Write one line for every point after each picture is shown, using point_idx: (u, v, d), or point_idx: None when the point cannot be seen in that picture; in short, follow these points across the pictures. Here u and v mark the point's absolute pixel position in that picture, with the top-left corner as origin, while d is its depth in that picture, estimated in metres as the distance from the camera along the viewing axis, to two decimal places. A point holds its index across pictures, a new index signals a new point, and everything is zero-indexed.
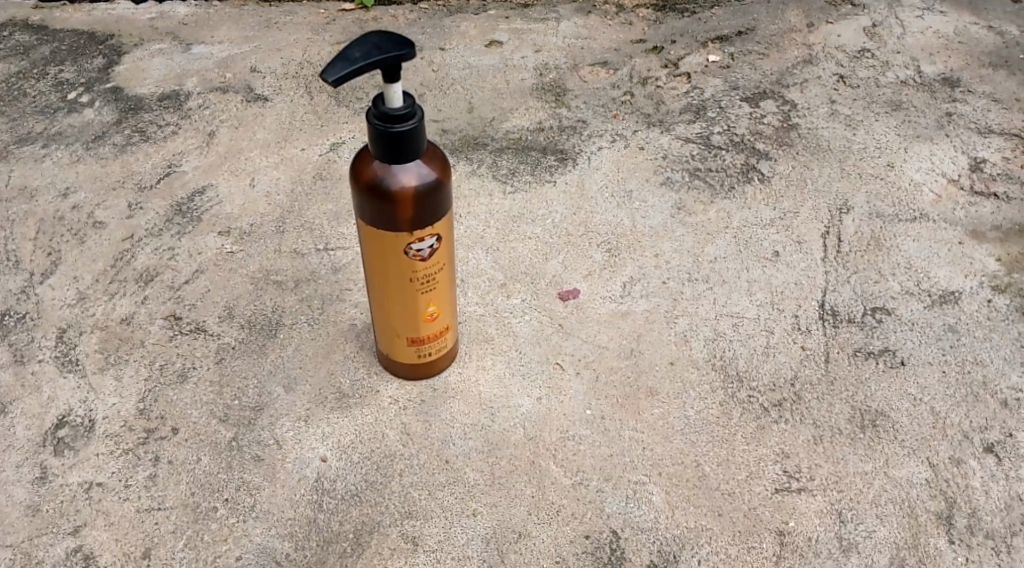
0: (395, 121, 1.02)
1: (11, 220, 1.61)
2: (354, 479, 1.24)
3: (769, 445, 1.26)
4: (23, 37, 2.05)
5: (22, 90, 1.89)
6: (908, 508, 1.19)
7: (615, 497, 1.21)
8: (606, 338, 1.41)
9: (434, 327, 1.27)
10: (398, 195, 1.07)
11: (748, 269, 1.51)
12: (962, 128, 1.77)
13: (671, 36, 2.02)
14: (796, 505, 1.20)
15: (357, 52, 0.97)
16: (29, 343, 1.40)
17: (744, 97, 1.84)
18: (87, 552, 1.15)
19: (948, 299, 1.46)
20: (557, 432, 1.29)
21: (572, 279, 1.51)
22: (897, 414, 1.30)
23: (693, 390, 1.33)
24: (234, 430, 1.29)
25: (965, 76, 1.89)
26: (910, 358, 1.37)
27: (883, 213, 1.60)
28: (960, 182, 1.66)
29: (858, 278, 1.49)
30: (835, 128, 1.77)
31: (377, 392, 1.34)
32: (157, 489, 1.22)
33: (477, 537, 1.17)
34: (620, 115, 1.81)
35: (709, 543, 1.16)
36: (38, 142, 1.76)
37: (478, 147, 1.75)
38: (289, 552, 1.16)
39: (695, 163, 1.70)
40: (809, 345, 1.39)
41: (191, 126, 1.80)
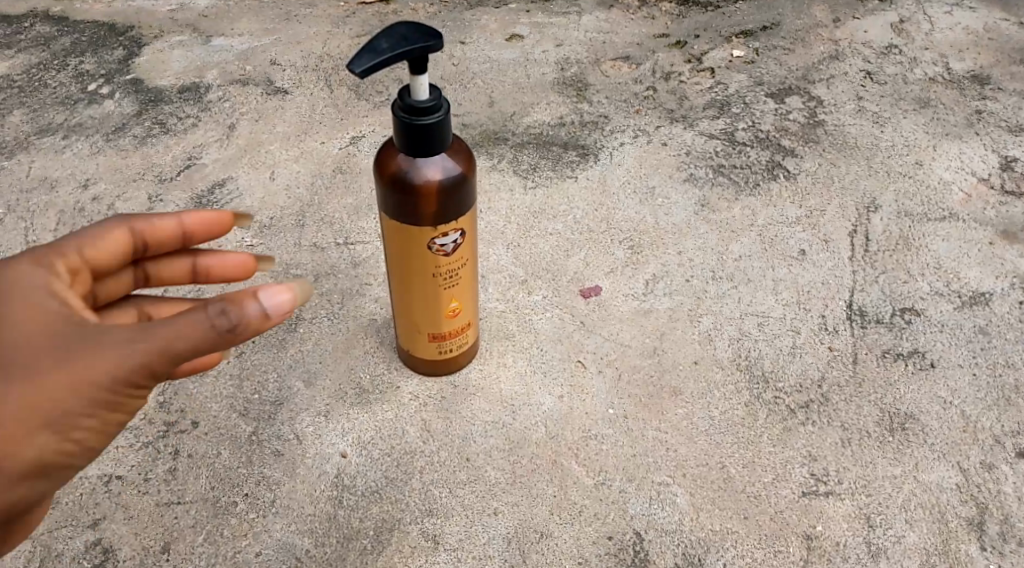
0: (421, 113, 1.00)
1: (32, 211, 1.61)
2: (375, 476, 1.22)
3: (795, 448, 1.24)
4: (44, 28, 2.04)
5: (42, 81, 1.89)
6: (939, 513, 1.17)
7: (639, 498, 1.19)
8: (629, 336, 1.39)
9: (456, 324, 1.25)
10: (423, 189, 1.06)
11: (773, 268, 1.49)
12: (993, 126, 1.73)
13: (694, 31, 1.99)
14: (823, 509, 1.18)
15: (384, 43, 0.95)
16: None
17: (769, 93, 1.81)
18: (107, 545, 1.15)
19: (979, 301, 1.43)
20: (579, 431, 1.27)
21: (594, 276, 1.49)
22: (926, 417, 1.27)
23: (716, 390, 1.31)
24: (254, 425, 1.28)
25: (996, 74, 1.86)
26: (940, 360, 1.34)
27: (911, 212, 1.57)
28: (991, 181, 1.63)
29: (886, 278, 1.46)
30: (862, 125, 1.75)
31: (397, 389, 1.33)
32: (176, 483, 1.21)
33: (498, 537, 1.16)
34: (642, 110, 1.79)
35: (735, 547, 1.14)
36: (59, 133, 1.76)
37: (499, 142, 1.73)
38: (310, 548, 1.15)
39: (719, 160, 1.67)
40: (836, 346, 1.37)
41: (211, 118, 1.79)
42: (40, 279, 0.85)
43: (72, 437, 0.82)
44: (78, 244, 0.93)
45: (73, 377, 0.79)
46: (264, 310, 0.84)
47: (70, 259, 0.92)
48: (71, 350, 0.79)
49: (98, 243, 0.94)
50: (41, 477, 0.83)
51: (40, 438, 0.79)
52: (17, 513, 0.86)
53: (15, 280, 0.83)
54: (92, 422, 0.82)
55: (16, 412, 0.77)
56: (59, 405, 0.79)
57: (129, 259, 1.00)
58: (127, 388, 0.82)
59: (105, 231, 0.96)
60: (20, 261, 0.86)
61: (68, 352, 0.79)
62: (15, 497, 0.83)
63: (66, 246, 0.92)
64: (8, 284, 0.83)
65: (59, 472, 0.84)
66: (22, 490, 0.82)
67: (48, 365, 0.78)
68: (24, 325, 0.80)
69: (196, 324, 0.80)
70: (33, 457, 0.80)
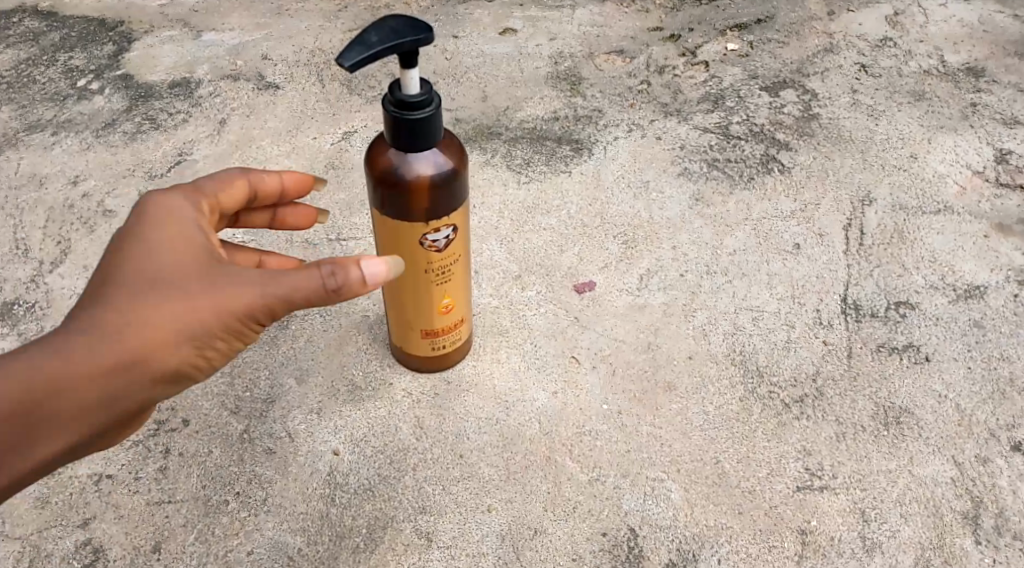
0: (411, 108, 0.99)
1: (21, 208, 1.59)
2: (367, 474, 1.22)
3: (790, 442, 1.24)
4: (33, 24, 2.03)
5: (31, 76, 1.87)
6: (934, 508, 1.17)
7: (633, 494, 1.19)
8: (622, 332, 1.39)
9: (448, 320, 1.24)
10: (414, 184, 1.05)
11: (767, 262, 1.48)
12: (987, 119, 1.73)
13: (689, 24, 1.98)
14: (817, 503, 1.17)
15: (374, 37, 0.94)
16: (38, 333, 1.39)
17: (763, 86, 1.80)
18: (97, 544, 1.14)
19: (974, 294, 1.42)
20: (573, 427, 1.27)
21: (588, 271, 1.48)
22: (921, 411, 1.27)
23: (711, 385, 1.31)
24: (245, 423, 1.27)
25: (990, 66, 1.85)
26: (934, 354, 1.34)
27: (906, 206, 1.56)
28: (986, 174, 1.62)
29: (880, 272, 1.45)
30: (857, 118, 1.74)
31: (390, 385, 1.32)
32: (167, 482, 1.20)
33: (492, 534, 1.15)
34: (636, 104, 1.78)
35: (729, 542, 1.14)
36: (48, 129, 1.75)
37: (492, 136, 1.72)
38: (302, 547, 1.14)
39: (713, 153, 1.67)
40: (831, 340, 1.36)
41: (202, 114, 1.78)
42: (188, 215, 0.95)
43: (190, 363, 0.91)
44: (215, 185, 1.04)
45: (212, 305, 0.88)
46: (364, 276, 0.94)
47: (208, 199, 1.02)
48: (213, 281, 0.90)
49: (224, 193, 1.04)
50: (153, 393, 0.91)
51: (171, 356, 0.88)
52: (114, 427, 0.93)
53: (168, 213, 0.94)
54: (210, 352, 0.91)
55: (160, 327, 0.86)
56: (195, 330, 0.88)
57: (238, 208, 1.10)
58: (246, 326, 0.92)
59: (227, 180, 1.06)
60: (169, 195, 0.96)
61: (210, 283, 0.89)
62: (128, 408, 0.90)
63: (204, 185, 1.03)
64: (161, 215, 0.93)
65: (167, 391, 0.93)
66: (136, 402, 0.90)
67: (192, 291, 0.88)
68: (174, 253, 0.90)
69: (312, 278, 0.91)
70: (159, 370, 0.89)
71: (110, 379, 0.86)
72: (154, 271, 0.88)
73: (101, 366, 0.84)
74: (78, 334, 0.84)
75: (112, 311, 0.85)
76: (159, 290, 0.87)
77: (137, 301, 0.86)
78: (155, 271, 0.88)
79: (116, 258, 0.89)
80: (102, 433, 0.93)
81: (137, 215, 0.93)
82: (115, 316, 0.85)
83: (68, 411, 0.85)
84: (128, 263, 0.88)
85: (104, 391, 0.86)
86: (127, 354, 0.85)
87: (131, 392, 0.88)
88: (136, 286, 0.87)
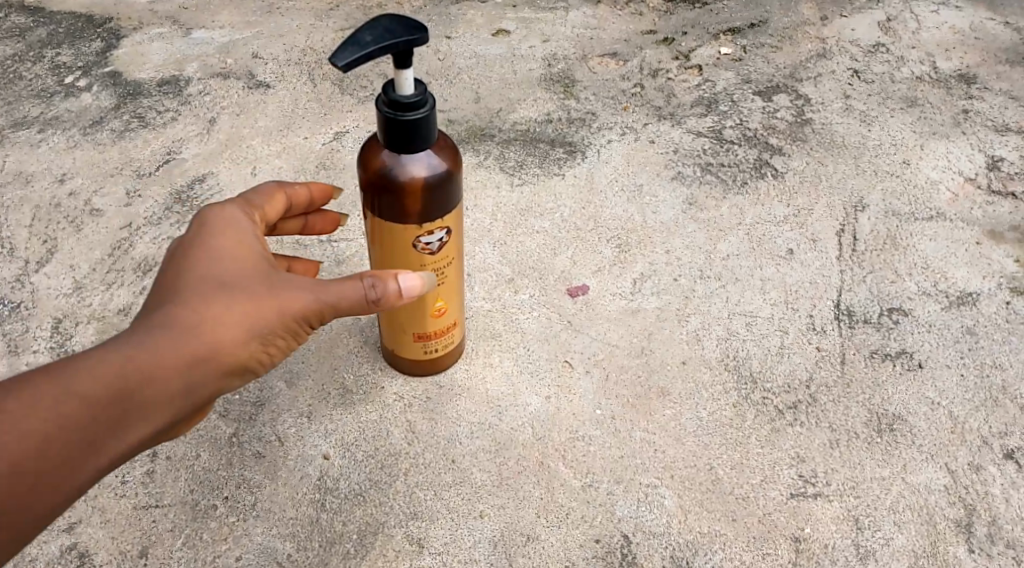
0: (405, 109, 0.98)
1: (6, 206, 1.57)
2: (358, 478, 1.20)
3: (784, 449, 1.23)
4: (20, 19, 2.00)
5: (17, 73, 1.85)
6: (927, 515, 1.17)
7: (626, 500, 1.18)
8: (616, 336, 1.38)
9: (441, 324, 1.23)
10: (408, 186, 1.04)
11: (761, 267, 1.48)
12: (979, 126, 1.73)
13: (682, 27, 1.97)
14: (811, 511, 1.17)
15: (368, 36, 0.92)
16: (23, 333, 1.37)
17: (757, 91, 1.80)
18: (82, 549, 1.12)
19: (966, 301, 1.42)
20: (567, 432, 1.26)
21: (581, 275, 1.47)
22: (914, 418, 1.27)
23: (704, 391, 1.30)
24: (234, 426, 1.25)
25: (982, 73, 1.86)
26: (927, 361, 1.34)
27: (899, 212, 1.57)
28: (978, 180, 1.62)
29: (873, 278, 1.45)
30: (850, 124, 1.74)
31: (381, 389, 1.31)
32: (154, 486, 1.18)
33: (484, 540, 1.14)
34: (629, 107, 1.77)
35: (723, 549, 1.13)
36: (35, 126, 1.72)
37: (485, 138, 1.71)
38: (291, 552, 1.13)
39: (707, 158, 1.66)
40: (824, 347, 1.36)
41: (191, 112, 1.76)
42: (242, 224, 0.97)
43: (254, 362, 0.92)
44: (262, 196, 1.03)
45: (279, 304, 0.91)
46: (401, 289, 0.99)
47: (258, 211, 1.02)
48: (274, 283, 0.92)
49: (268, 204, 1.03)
50: (217, 392, 0.91)
51: (239, 354, 0.89)
52: (175, 430, 0.92)
53: (228, 218, 0.96)
54: (270, 352, 0.93)
55: (228, 327, 0.88)
56: (263, 328, 0.90)
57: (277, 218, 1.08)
58: (302, 327, 0.94)
59: (269, 192, 1.04)
60: (221, 207, 0.98)
61: (275, 284, 0.92)
62: (194, 407, 0.89)
63: (252, 196, 1.03)
64: (222, 221, 0.95)
65: (228, 391, 0.93)
66: (203, 401, 0.90)
67: (259, 291, 0.90)
68: (238, 255, 0.92)
69: (360, 287, 0.95)
70: (228, 367, 0.89)
71: (187, 374, 0.86)
72: (219, 272, 0.90)
73: (179, 361, 0.85)
74: (156, 330, 0.85)
75: (185, 308, 0.87)
76: (227, 289, 0.89)
77: (211, 298, 0.88)
78: (219, 274, 0.90)
79: (182, 260, 0.91)
80: (165, 436, 0.91)
81: (197, 222, 0.95)
82: (189, 313, 0.87)
83: (147, 406, 0.84)
84: (196, 264, 0.90)
85: (182, 387, 0.86)
86: (201, 350, 0.86)
87: (203, 389, 0.88)
88: (207, 285, 0.89)
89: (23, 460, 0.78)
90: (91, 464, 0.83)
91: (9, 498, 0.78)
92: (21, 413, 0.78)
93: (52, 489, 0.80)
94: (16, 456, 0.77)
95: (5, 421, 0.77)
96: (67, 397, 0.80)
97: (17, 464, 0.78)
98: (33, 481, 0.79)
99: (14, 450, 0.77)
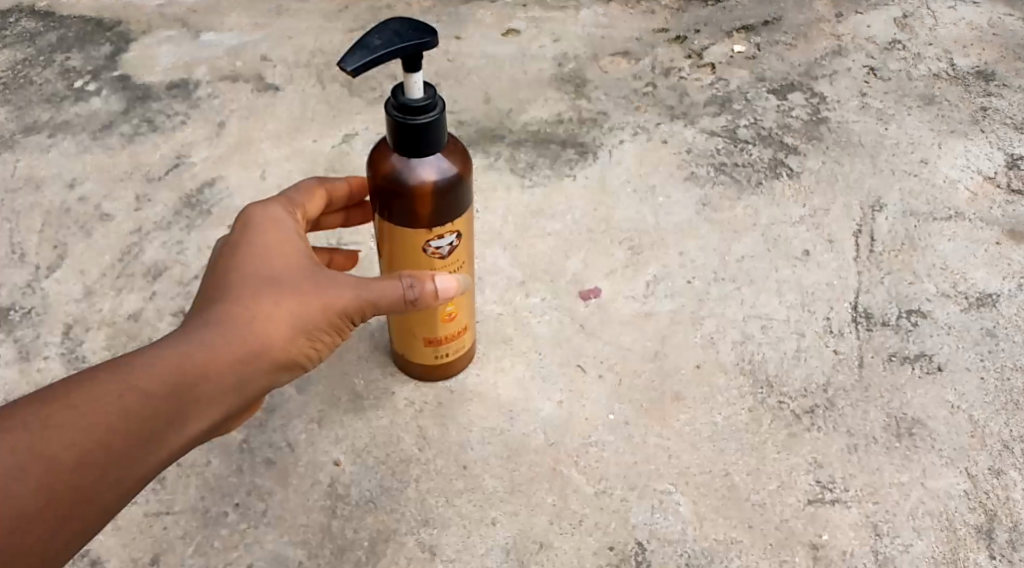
0: (415, 113, 0.97)
1: (17, 212, 1.57)
2: (369, 485, 1.19)
3: (801, 454, 1.21)
4: (30, 24, 2.00)
5: (28, 77, 1.85)
6: (948, 522, 1.14)
7: (641, 507, 1.16)
8: (629, 339, 1.36)
9: (452, 328, 1.21)
10: (418, 191, 1.03)
11: (776, 269, 1.46)
12: (998, 123, 1.70)
13: (695, 26, 1.95)
14: (829, 517, 1.15)
15: (377, 39, 0.91)
16: (34, 339, 1.37)
17: (771, 89, 1.78)
18: (94, 557, 1.12)
19: (986, 302, 1.40)
20: (579, 437, 1.24)
21: (594, 277, 1.46)
22: (934, 422, 1.25)
23: (719, 396, 1.28)
24: (245, 432, 1.24)
25: (1001, 69, 1.83)
26: (947, 364, 1.31)
27: (917, 212, 1.54)
28: (997, 179, 1.60)
29: (891, 279, 1.43)
30: (866, 122, 1.71)
31: (392, 394, 1.29)
32: (165, 493, 1.18)
33: (497, 547, 1.13)
34: (641, 107, 1.76)
35: (740, 557, 1.12)
36: (45, 131, 1.72)
37: (496, 139, 1.70)
38: (302, 560, 1.12)
39: (721, 158, 1.64)
40: (841, 350, 1.33)
41: (201, 116, 1.75)
42: (286, 223, 1.01)
43: (299, 357, 0.95)
44: (302, 195, 1.09)
45: (324, 299, 0.94)
46: (437, 290, 1.01)
47: (298, 208, 1.08)
48: (320, 279, 0.96)
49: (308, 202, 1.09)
50: (265, 387, 0.94)
51: (286, 349, 0.93)
52: (225, 425, 0.94)
53: (269, 220, 1.00)
54: (317, 347, 0.97)
55: (278, 322, 0.92)
56: (309, 323, 0.94)
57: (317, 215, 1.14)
58: (343, 323, 0.98)
59: (309, 190, 1.11)
60: (266, 207, 1.02)
61: (319, 280, 0.95)
62: (244, 401, 0.92)
63: (292, 195, 1.08)
64: (264, 222, 0.99)
65: (274, 385, 0.96)
66: (252, 395, 0.93)
67: (305, 288, 0.94)
68: (283, 255, 0.96)
69: (397, 286, 0.98)
70: (277, 361, 0.93)
71: (241, 367, 0.89)
72: (268, 270, 0.94)
73: (234, 356, 0.88)
74: (211, 326, 0.88)
75: (237, 305, 0.90)
76: (276, 286, 0.93)
77: (262, 295, 0.92)
78: (268, 271, 0.94)
79: (229, 261, 0.95)
80: (215, 431, 0.93)
81: (240, 226, 0.99)
82: (240, 310, 0.90)
83: (205, 399, 0.87)
84: (243, 263, 0.94)
85: (236, 380, 0.89)
86: (254, 344, 0.90)
87: (254, 383, 0.91)
88: (255, 283, 0.92)
89: (94, 450, 0.78)
90: (155, 455, 0.83)
91: (83, 487, 0.78)
92: (90, 404, 0.79)
93: (121, 480, 0.81)
94: (89, 445, 0.78)
95: (75, 414, 0.78)
96: (134, 390, 0.81)
97: (88, 453, 0.78)
98: (103, 471, 0.79)
99: (86, 439, 0.78)
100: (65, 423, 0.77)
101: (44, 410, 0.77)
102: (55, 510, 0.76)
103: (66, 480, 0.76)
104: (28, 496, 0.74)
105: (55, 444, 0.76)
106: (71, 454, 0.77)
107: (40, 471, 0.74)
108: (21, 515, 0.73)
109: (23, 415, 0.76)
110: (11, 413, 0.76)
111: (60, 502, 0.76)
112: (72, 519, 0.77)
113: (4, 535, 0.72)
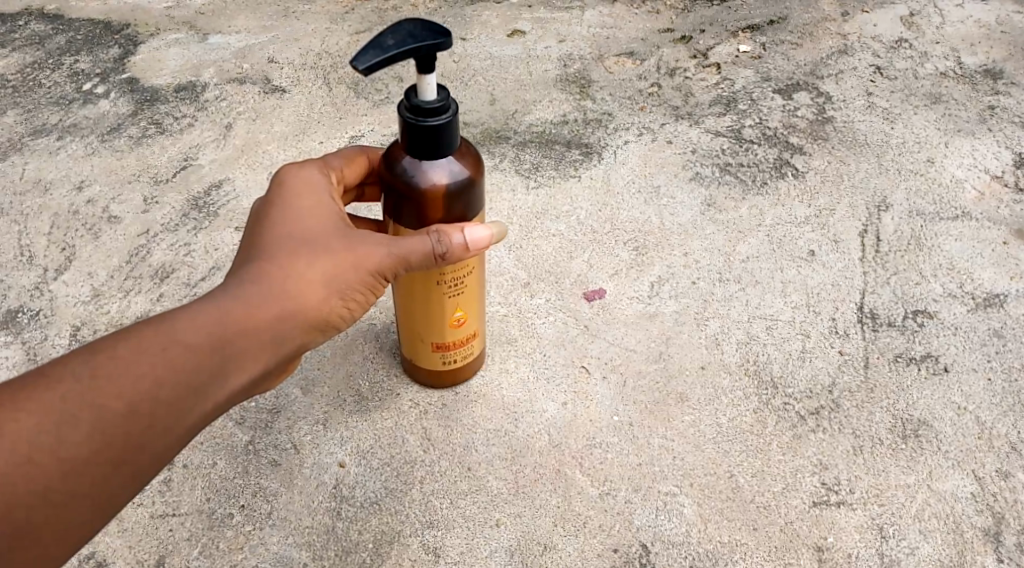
0: (427, 114, 0.97)
1: (25, 214, 1.58)
2: (374, 487, 1.19)
3: (805, 456, 1.21)
4: (39, 27, 2.01)
5: (36, 80, 1.86)
6: (954, 524, 1.14)
7: (646, 509, 1.16)
8: (633, 341, 1.36)
9: (461, 334, 1.21)
10: (429, 193, 1.03)
11: (781, 269, 1.45)
12: (1006, 122, 1.69)
13: (700, 25, 1.95)
14: (834, 519, 1.15)
15: (390, 40, 0.91)
16: (42, 341, 1.38)
17: (777, 89, 1.77)
18: (100, 559, 1.13)
19: (993, 303, 1.39)
20: (583, 439, 1.24)
21: (598, 279, 1.45)
22: (940, 423, 1.24)
23: (724, 397, 1.28)
24: (251, 434, 1.25)
25: (1008, 68, 1.82)
26: (953, 364, 1.31)
27: (924, 212, 1.53)
28: (1004, 178, 1.59)
29: (898, 279, 1.42)
30: (872, 122, 1.71)
31: (396, 396, 1.30)
32: (171, 495, 1.19)
33: (502, 549, 1.13)
34: (647, 107, 1.75)
35: (744, 559, 1.11)
36: (53, 134, 1.73)
37: (500, 140, 1.70)
38: (307, 562, 1.12)
39: (726, 158, 1.64)
40: (847, 350, 1.33)
41: (207, 118, 1.76)
42: (321, 184, 1.02)
43: (334, 317, 0.97)
44: (341, 160, 1.11)
45: (357, 258, 0.96)
46: (468, 242, 1.02)
47: (335, 172, 1.09)
48: (352, 237, 0.97)
49: (346, 169, 1.11)
50: (303, 346, 0.96)
51: (322, 308, 0.94)
52: (265, 384, 0.96)
53: (305, 182, 1.01)
54: (350, 306, 0.98)
55: (312, 280, 0.93)
56: (342, 282, 0.95)
57: (360, 181, 1.16)
58: (376, 282, 0.99)
59: (350, 157, 1.12)
60: (300, 169, 1.03)
61: (351, 239, 0.96)
62: (282, 360, 0.94)
63: (331, 159, 1.10)
64: (299, 185, 1.01)
65: (312, 345, 0.97)
66: (290, 353, 0.94)
67: (336, 247, 0.95)
68: (317, 216, 0.97)
69: (425, 241, 1.00)
70: (312, 321, 0.94)
71: (277, 326, 0.91)
72: (302, 229, 0.96)
73: (269, 314, 0.90)
74: (247, 284, 0.90)
75: (272, 265, 0.92)
76: (310, 246, 0.94)
77: (295, 255, 0.93)
78: (301, 231, 0.95)
79: (264, 223, 0.96)
80: (256, 390, 0.95)
81: (274, 188, 1.01)
82: (274, 269, 0.92)
83: (243, 356, 0.89)
84: (277, 224, 0.96)
85: (272, 338, 0.91)
86: (288, 303, 0.91)
87: (291, 342, 0.93)
88: (288, 243, 0.94)
89: (143, 400, 0.82)
90: (200, 408, 0.86)
91: (132, 434, 0.82)
92: (135, 358, 0.83)
93: (167, 431, 0.84)
94: (135, 395, 0.82)
95: (122, 367, 0.82)
96: (175, 345, 0.85)
97: (135, 405, 0.82)
98: (150, 422, 0.83)
99: (132, 390, 0.82)
100: (111, 375, 0.81)
101: (92, 361, 0.82)
102: (107, 457, 0.81)
103: (114, 428, 0.81)
104: (80, 443, 0.79)
105: (101, 394, 0.81)
106: (119, 404, 0.81)
107: (89, 418, 0.80)
108: (73, 459, 0.79)
109: (73, 367, 0.81)
110: (63, 366, 0.82)
111: (111, 449, 0.81)
112: (125, 465, 0.82)
113: (60, 478, 0.79)
